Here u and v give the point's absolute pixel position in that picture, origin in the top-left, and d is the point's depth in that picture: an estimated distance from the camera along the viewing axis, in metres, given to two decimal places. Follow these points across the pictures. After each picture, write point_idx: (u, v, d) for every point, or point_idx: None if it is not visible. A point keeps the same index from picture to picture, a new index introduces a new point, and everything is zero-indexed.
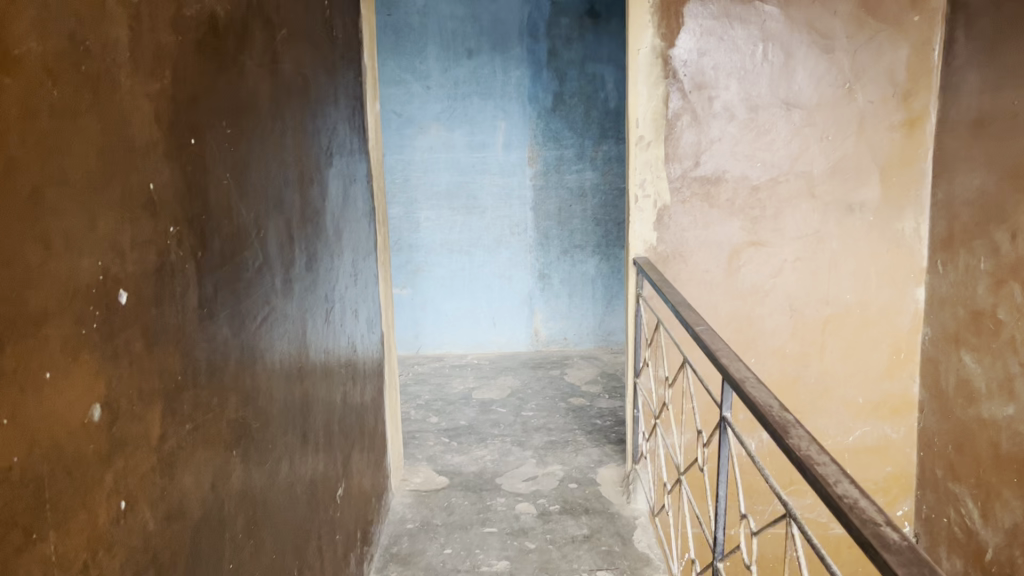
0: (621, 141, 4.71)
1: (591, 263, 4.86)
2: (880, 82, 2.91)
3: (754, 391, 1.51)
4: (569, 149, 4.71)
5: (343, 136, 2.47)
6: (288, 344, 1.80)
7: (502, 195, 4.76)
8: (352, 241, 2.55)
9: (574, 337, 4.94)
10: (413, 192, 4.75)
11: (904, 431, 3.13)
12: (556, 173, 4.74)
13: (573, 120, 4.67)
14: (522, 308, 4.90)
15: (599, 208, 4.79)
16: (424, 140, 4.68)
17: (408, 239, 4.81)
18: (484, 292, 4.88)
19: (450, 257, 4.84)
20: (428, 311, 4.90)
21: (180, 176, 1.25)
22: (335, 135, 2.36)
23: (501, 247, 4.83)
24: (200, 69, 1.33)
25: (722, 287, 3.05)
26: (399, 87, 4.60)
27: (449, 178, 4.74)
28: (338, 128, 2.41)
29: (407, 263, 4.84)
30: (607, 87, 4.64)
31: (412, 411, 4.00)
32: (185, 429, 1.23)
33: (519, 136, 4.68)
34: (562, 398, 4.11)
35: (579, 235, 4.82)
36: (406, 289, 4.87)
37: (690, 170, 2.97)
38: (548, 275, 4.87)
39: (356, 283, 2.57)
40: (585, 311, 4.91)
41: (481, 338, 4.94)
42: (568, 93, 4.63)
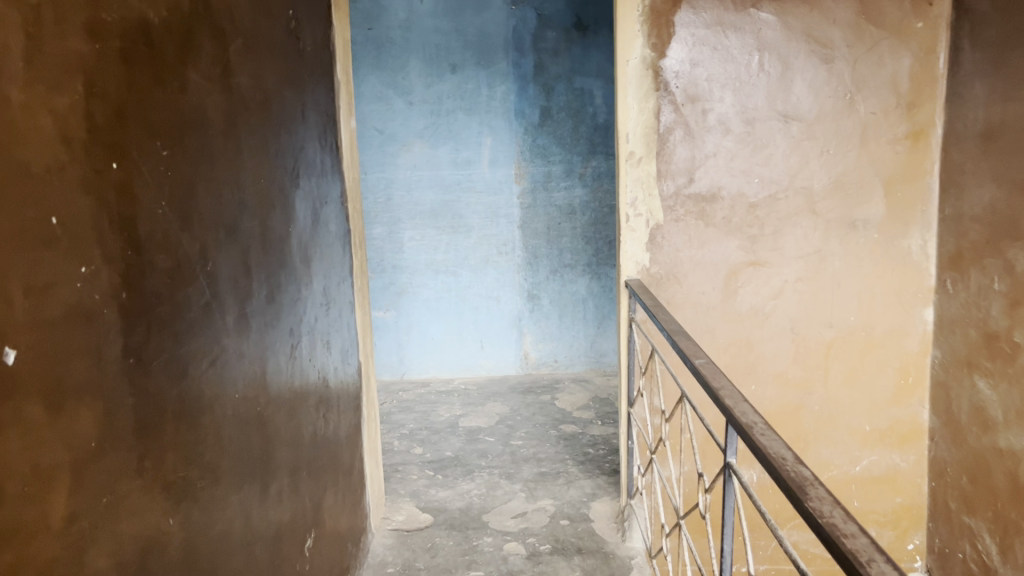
0: (610, 157, 4.55)
1: (581, 283, 4.69)
2: (882, 93, 2.77)
3: (766, 441, 1.33)
4: (557, 166, 4.55)
5: (313, 156, 2.30)
6: (245, 386, 1.62)
7: (489, 213, 4.60)
8: (324, 267, 2.38)
9: (565, 359, 4.76)
10: (396, 212, 4.58)
11: (914, 460, 2.96)
12: (544, 190, 4.57)
13: (561, 135, 4.51)
14: (511, 330, 4.73)
15: (589, 226, 4.62)
16: (407, 158, 4.52)
17: (392, 260, 4.64)
18: (471, 314, 4.71)
19: (436, 278, 4.67)
20: (414, 334, 4.72)
21: (100, 206, 1.07)
22: (304, 154, 2.19)
23: (488, 267, 4.66)
24: (127, 82, 1.15)
25: (719, 310, 2.89)
26: (381, 103, 4.44)
27: (433, 197, 4.57)
28: (307, 147, 2.24)
29: (391, 285, 4.66)
30: (595, 101, 4.49)
31: (396, 441, 3.81)
32: (104, 502, 1.05)
33: (506, 153, 4.52)
34: (552, 426, 3.93)
35: (569, 254, 4.65)
36: (390, 311, 4.70)
37: (684, 187, 2.81)
38: (538, 296, 4.70)
39: (328, 313, 2.39)
40: (576, 332, 4.74)
41: (469, 362, 4.75)
42: (555, 107, 4.48)
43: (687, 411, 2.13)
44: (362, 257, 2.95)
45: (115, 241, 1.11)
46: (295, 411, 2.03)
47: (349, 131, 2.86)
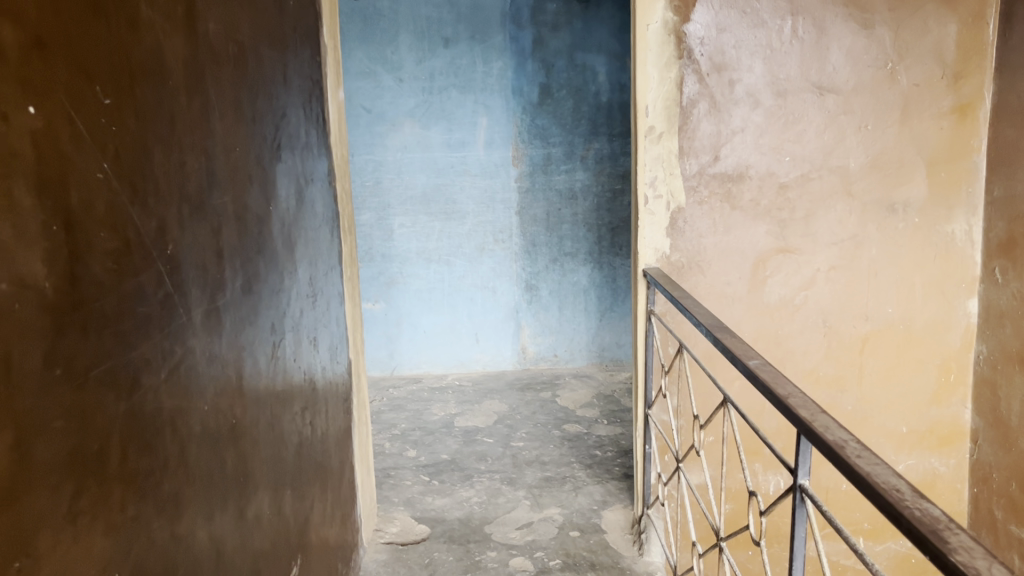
0: (613, 138, 4.28)
1: (582, 273, 4.42)
2: (926, 62, 2.52)
3: (868, 466, 1.07)
4: (557, 148, 4.27)
5: (297, 127, 2.01)
6: (217, 394, 1.34)
7: (484, 199, 4.32)
8: (311, 254, 2.09)
9: (565, 353, 4.50)
10: (385, 197, 4.30)
11: (954, 464, 2.74)
12: (543, 174, 4.30)
13: (561, 116, 4.24)
14: (508, 322, 4.45)
15: (591, 212, 4.35)
16: (398, 139, 4.23)
17: (380, 249, 4.36)
18: (465, 306, 4.43)
19: (428, 267, 4.39)
20: (405, 327, 4.44)
21: (12, 165, 0.79)
22: (287, 123, 1.91)
23: (484, 256, 4.38)
24: (53, 4, 0.87)
25: (745, 301, 2.63)
26: (369, 79, 4.15)
27: (425, 181, 4.29)
28: (290, 117, 1.96)
29: (380, 275, 4.38)
30: (598, 78, 4.21)
31: (387, 443, 3.54)
32: (14, 568, 0.76)
33: (502, 134, 4.24)
34: (555, 426, 3.67)
35: (569, 243, 4.38)
36: (379, 303, 4.42)
37: (708, 166, 2.55)
38: (536, 286, 4.42)
39: (316, 307, 2.11)
40: (577, 325, 4.47)
41: (463, 356, 4.48)
42: (555, 85, 4.20)
43: (731, 412, 1.86)
44: (351, 243, 2.67)
45: (35, 212, 0.82)
46: (280, 419, 1.74)
47: (337, 103, 2.57)
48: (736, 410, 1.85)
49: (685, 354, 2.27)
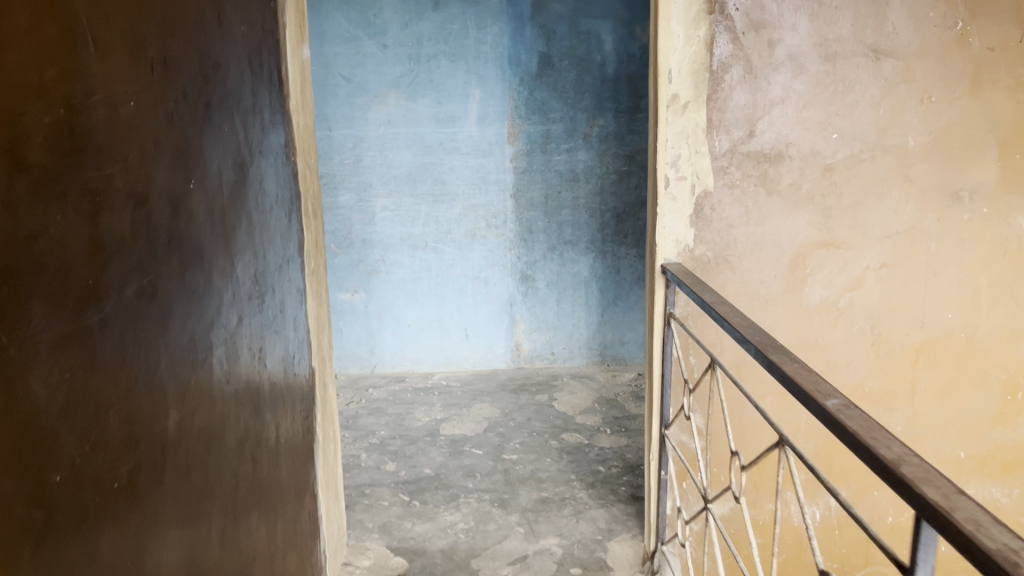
0: (620, 114, 3.86)
1: (584, 263, 4.01)
2: (1003, 23, 2.11)
3: None
4: (558, 124, 3.86)
5: (241, 85, 1.60)
6: (87, 451, 0.94)
7: (476, 180, 3.90)
8: (258, 246, 1.69)
9: (563, 351, 4.10)
10: (367, 176, 3.88)
11: (1017, 494, 2.39)
12: (541, 153, 3.89)
13: (562, 89, 3.82)
14: (500, 316, 4.05)
15: (594, 196, 3.94)
16: (380, 112, 3.80)
17: (361, 234, 3.94)
18: (454, 298, 4.02)
19: (413, 255, 3.98)
20: (387, 320, 4.04)
21: None
22: (225, 78, 1.49)
23: (476, 243, 3.97)
24: None
25: (781, 304, 2.24)
26: (349, 45, 3.73)
27: (411, 159, 3.87)
28: (231, 73, 1.54)
29: (360, 263, 3.97)
30: (604, 47, 3.79)
31: (363, 454, 3.14)
32: None
33: (497, 108, 3.82)
34: (552, 436, 3.27)
35: (570, 230, 3.97)
36: (359, 294, 4.01)
37: (741, 143, 2.15)
38: (533, 277, 4.01)
39: (263, 310, 1.70)
40: (576, 319, 4.07)
41: (451, 353, 4.08)
42: (556, 55, 3.78)
43: (790, 454, 1.42)
44: (319, 230, 2.26)
45: None
46: (206, 460, 1.33)
47: (300, 64, 2.15)
48: (797, 453, 1.42)
49: (717, 372, 1.86)
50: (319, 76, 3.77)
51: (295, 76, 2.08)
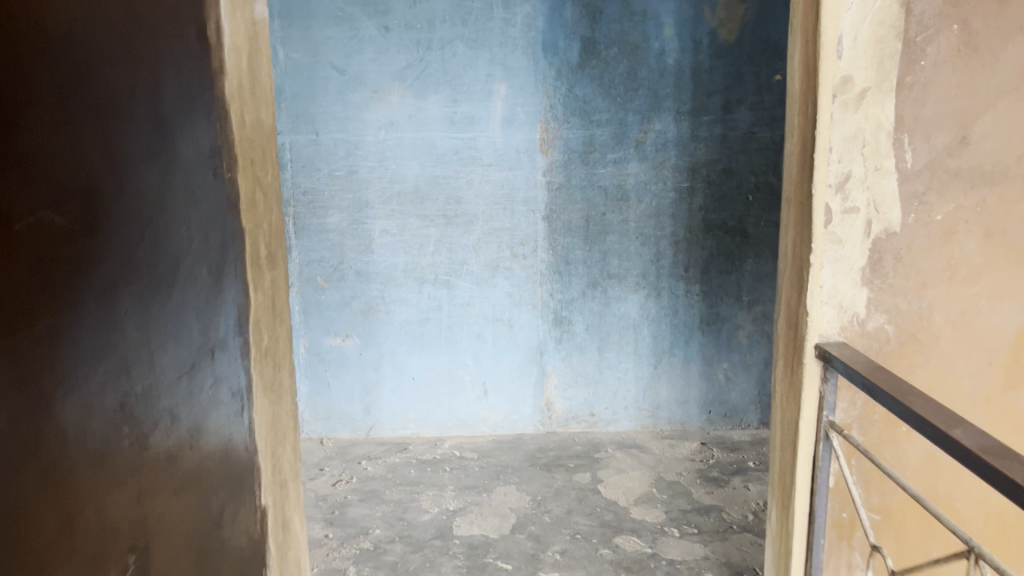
0: (681, 117, 3.07)
1: (632, 302, 3.20)
2: None
3: None
4: (603, 129, 3.07)
5: (107, 36, 0.81)
6: None
7: (499, 198, 3.11)
8: (141, 347, 0.88)
9: (605, 412, 3.29)
10: (364, 192, 3.10)
11: None
12: (582, 164, 3.09)
13: (610, 83, 3.03)
14: (527, 368, 3.24)
15: (647, 219, 3.14)
16: (381, 112, 3.05)
17: (355, 264, 3.15)
18: (469, 344, 3.23)
19: (420, 290, 3.19)
20: (387, 372, 3.24)
21: None
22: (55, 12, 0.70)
23: (499, 276, 3.17)
24: None
25: (997, 406, 1.45)
26: (342, 27, 2.98)
27: (419, 171, 3.09)
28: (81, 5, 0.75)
29: (353, 300, 3.18)
30: (663, 33, 3.00)
31: (352, 568, 2.33)
32: None
33: (527, 108, 3.04)
34: (603, 541, 2.46)
35: (616, 261, 3.17)
36: (351, 339, 3.21)
37: (947, 157, 1.36)
38: (568, 319, 3.21)
39: (146, 468, 0.89)
40: (622, 373, 3.26)
41: (465, 413, 3.27)
42: (603, 41, 3.00)
43: None
44: (281, 287, 1.47)
45: None
46: None
47: (253, 28, 1.36)
48: None
49: (977, 563, 1.03)
50: (304, 65, 3.02)
51: (241, 43, 1.29)
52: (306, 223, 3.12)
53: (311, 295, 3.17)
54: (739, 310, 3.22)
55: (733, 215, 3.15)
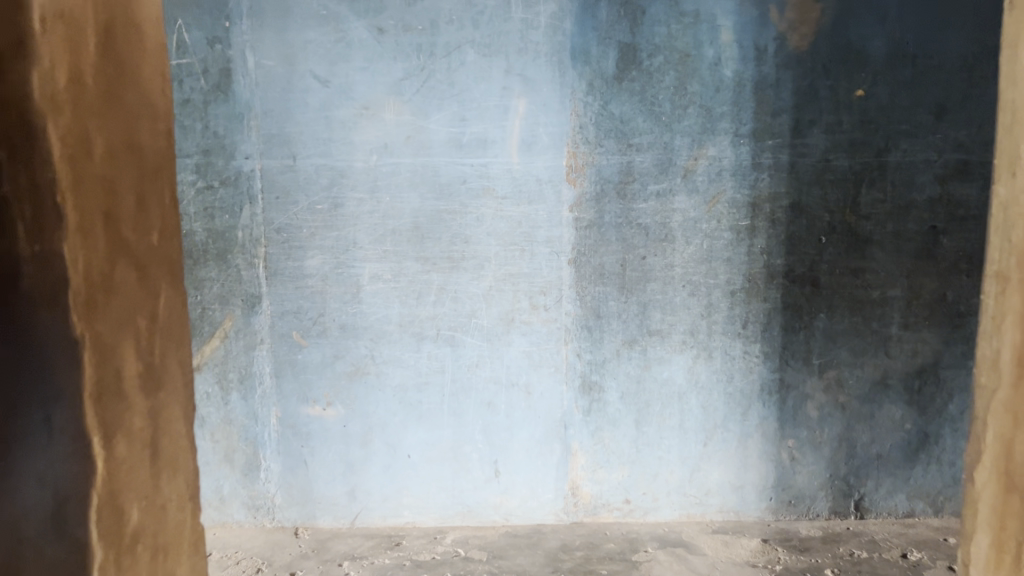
0: (741, 140, 2.50)
1: (678, 366, 2.62)
2: None
3: None
4: (644, 155, 2.50)
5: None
6: None
7: (515, 237, 2.54)
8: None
9: (643, 499, 2.70)
10: (351, 230, 2.54)
11: None
12: (618, 197, 2.52)
13: (653, 99, 2.48)
14: (548, 444, 2.66)
15: (696, 264, 2.56)
16: (372, 133, 2.50)
17: (340, 317, 2.59)
18: (477, 414, 2.64)
19: (419, 349, 2.61)
20: (377, 448, 2.66)
21: None
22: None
23: (514, 332, 2.60)
24: None
25: None
26: (325, 28, 2.45)
27: (419, 204, 2.53)
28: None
29: (337, 360, 2.61)
30: (718, 37, 2.45)
31: None
32: None
33: (551, 128, 2.48)
34: None
35: (658, 315, 2.59)
36: (333, 408, 2.63)
37: None
38: (599, 385, 2.63)
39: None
40: (665, 452, 2.67)
41: (472, 499, 2.69)
42: (645, 48, 2.45)
43: None
44: (172, 348, 1.29)
45: None
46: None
47: (123, 40, 1.16)
48: None
49: None
50: (279, 75, 2.47)
51: (88, 64, 1.10)
52: (279, 267, 2.56)
53: (284, 353, 2.60)
54: (807, 376, 2.63)
55: (803, 260, 2.56)
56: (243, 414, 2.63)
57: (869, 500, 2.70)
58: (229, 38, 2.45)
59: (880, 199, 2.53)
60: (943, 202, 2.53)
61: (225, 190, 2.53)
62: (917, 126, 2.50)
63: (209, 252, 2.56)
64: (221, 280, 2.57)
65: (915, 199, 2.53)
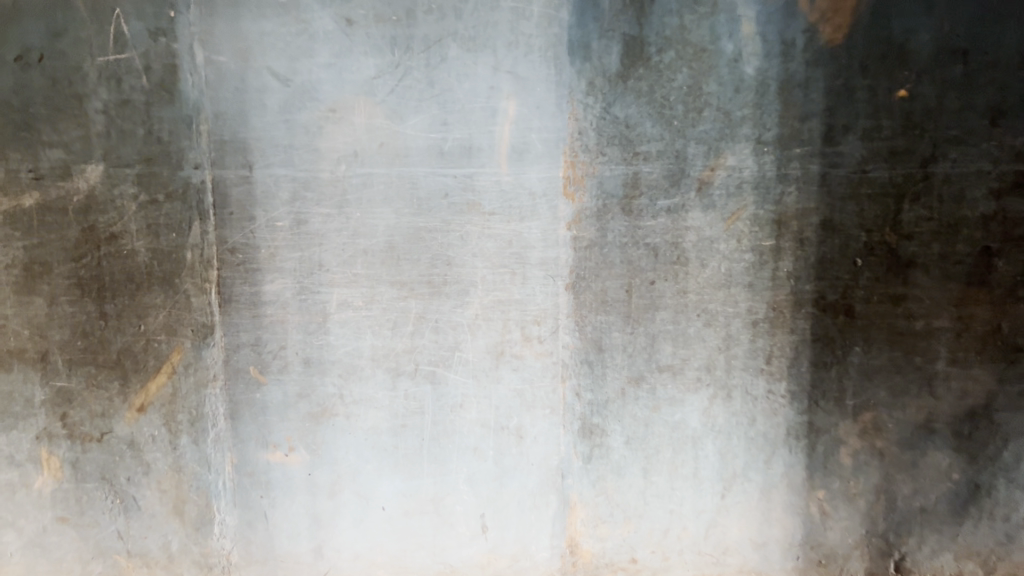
0: (764, 147, 2.16)
1: (692, 407, 2.29)
2: None
3: None
4: (653, 165, 2.17)
5: None
6: None
7: (505, 259, 2.22)
8: None
9: (652, 558, 2.37)
10: (317, 250, 2.21)
11: None
12: (622, 214, 2.19)
13: (663, 100, 2.15)
14: (543, 496, 2.33)
15: (712, 290, 2.22)
16: (340, 139, 2.17)
17: (305, 350, 2.26)
18: (461, 462, 2.31)
19: (395, 387, 2.28)
20: (348, 500, 2.34)
21: None
22: None
23: (503, 368, 2.27)
24: None
25: None
26: (285, 19, 2.13)
27: (394, 221, 2.20)
28: None
29: (301, 400, 2.28)
30: (737, 28, 2.12)
31: None
32: None
33: (544, 134, 2.17)
34: None
35: (669, 348, 2.25)
36: (297, 455, 2.30)
37: None
38: (601, 429, 2.30)
39: None
40: (677, 504, 2.34)
41: (456, 557, 2.36)
42: (654, 42, 2.13)
43: None
44: None
45: None
46: None
47: None
48: None
49: None
50: (233, 73, 2.15)
51: None
52: (235, 292, 2.23)
53: (240, 392, 2.27)
54: (840, 418, 2.29)
55: (836, 286, 2.21)
56: (194, 460, 2.31)
57: (911, 560, 2.36)
58: (174, 30, 2.14)
59: (925, 216, 2.17)
60: (999, 219, 2.17)
61: (171, 205, 2.20)
62: (968, 131, 2.14)
63: (154, 275, 2.22)
64: (167, 306, 2.24)
65: (966, 216, 2.17)
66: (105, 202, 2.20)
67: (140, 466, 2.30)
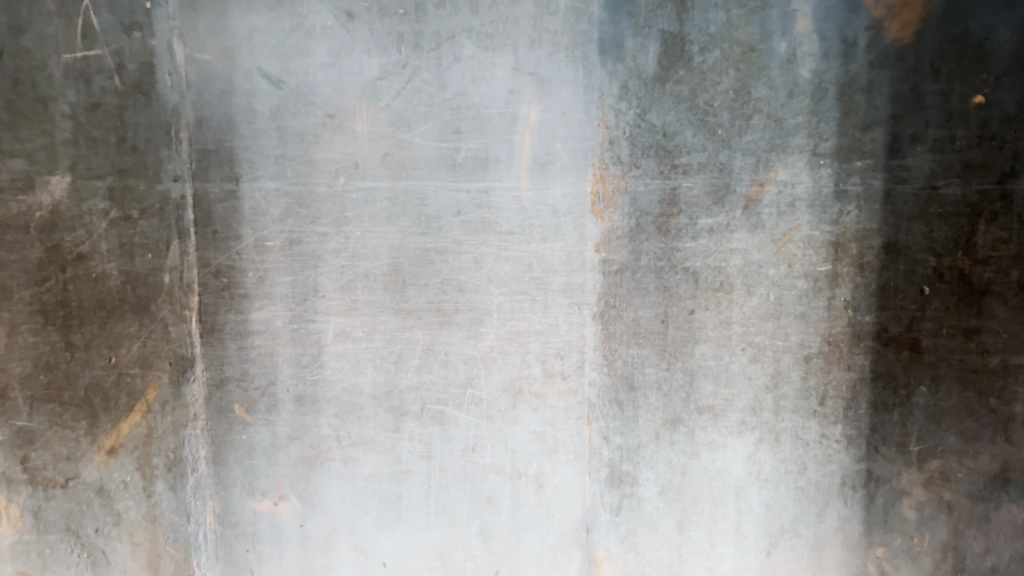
0: (820, 160, 1.90)
1: (734, 453, 2.02)
2: None
3: None
4: (693, 179, 1.91)
5: None
6: None
7: (525, 285, 1.96)
8: None
9: None
10: (312, 273, 1.96)
11: None
12: (658, 235, 1.93)
13: (706, 106, 1.89)
14: (564, 553, 2.06)
15: (759, 322, 1.96)
16: (339, 149, 1.92)
17: (297, 386, 2.00)
18: (473, 513, 2.04)
19: (398, 428, 2.01)
20: (345, 554, 2.07)
21: None
22: None
23: (521, 408, 2.00)
24: None
25: None
26: (278, 13, 1.89)
27: (399, 242, 1.94)
28: None
29: (293, 442, 2.02)
30: (790, 24, 1.87)
31: None
32: None
33: (570, 143, 1.91)
34: None
35: (710, 386, 1.99)
36: (287, 504, 2.04)
37: None
38: (632, 476, 2.03)
39: None
40: (717, 563, 2.06)
41: None
42: (696, 40, 1.87)
43: None
44: None
45: None
46: None
47: None
48: None
49: None
50: (218, 73, 1.90)
51: None
52: (218, 321, 1.98)
53: (223, 433, 2.01)
54: (903, 467, 1.99)
55: (900, 317, 1.93)
56: (172, 509, 2.04)
57: None
58: (152, 24, 1.89)
59: (1003, 238, 1.88)
60: None
61: (147, 222, 1.94)
62: None
63: (127, 302, 1.97)
64: (142, 337, 1.98)
65: None
66: (71, 218, 1.94)
67: (110, 516, 2.03)
